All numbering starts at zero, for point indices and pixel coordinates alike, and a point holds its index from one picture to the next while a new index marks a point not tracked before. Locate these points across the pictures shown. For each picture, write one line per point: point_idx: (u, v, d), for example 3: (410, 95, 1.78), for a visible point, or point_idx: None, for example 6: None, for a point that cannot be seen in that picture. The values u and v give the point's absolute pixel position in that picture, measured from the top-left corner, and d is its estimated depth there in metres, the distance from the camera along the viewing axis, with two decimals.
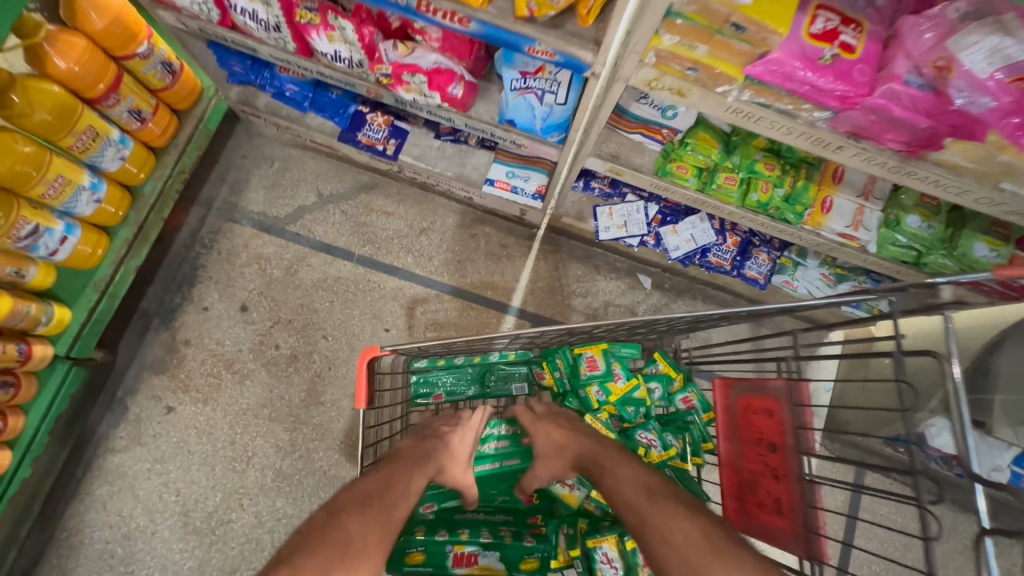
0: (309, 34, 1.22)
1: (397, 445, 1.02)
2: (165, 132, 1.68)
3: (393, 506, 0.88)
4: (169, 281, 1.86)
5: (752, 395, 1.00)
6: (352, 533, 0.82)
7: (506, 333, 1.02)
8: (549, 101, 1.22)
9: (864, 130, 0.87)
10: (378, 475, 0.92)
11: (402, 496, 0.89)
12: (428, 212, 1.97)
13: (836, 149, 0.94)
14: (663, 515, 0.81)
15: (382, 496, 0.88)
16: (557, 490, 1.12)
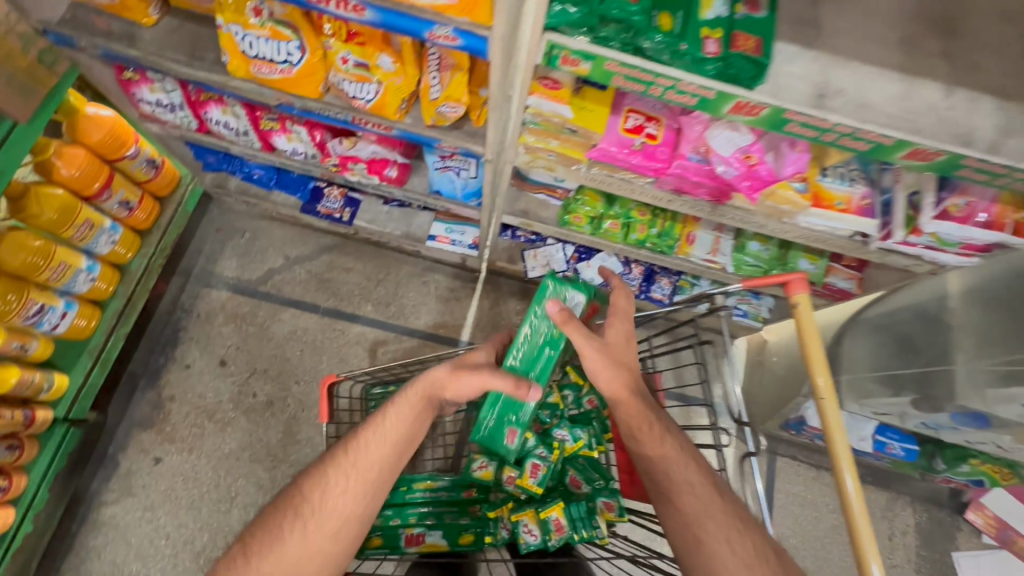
0: (273, 137, 1.55)
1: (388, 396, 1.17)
2: (149, 216, 1.96)
3: (351, 471, 1.09)
4: (154, 345, 2.09)
5: None
6: (321, 491, 1.08)
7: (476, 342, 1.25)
8: (465, 176, 1.54)
9: (679, 187, 1.23)
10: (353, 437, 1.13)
11: (365, 458, 1.09)
12: (383, 265, 2.27)
13: (670, 200, 1.28)
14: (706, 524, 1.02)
15: (349, 457, 1.10)
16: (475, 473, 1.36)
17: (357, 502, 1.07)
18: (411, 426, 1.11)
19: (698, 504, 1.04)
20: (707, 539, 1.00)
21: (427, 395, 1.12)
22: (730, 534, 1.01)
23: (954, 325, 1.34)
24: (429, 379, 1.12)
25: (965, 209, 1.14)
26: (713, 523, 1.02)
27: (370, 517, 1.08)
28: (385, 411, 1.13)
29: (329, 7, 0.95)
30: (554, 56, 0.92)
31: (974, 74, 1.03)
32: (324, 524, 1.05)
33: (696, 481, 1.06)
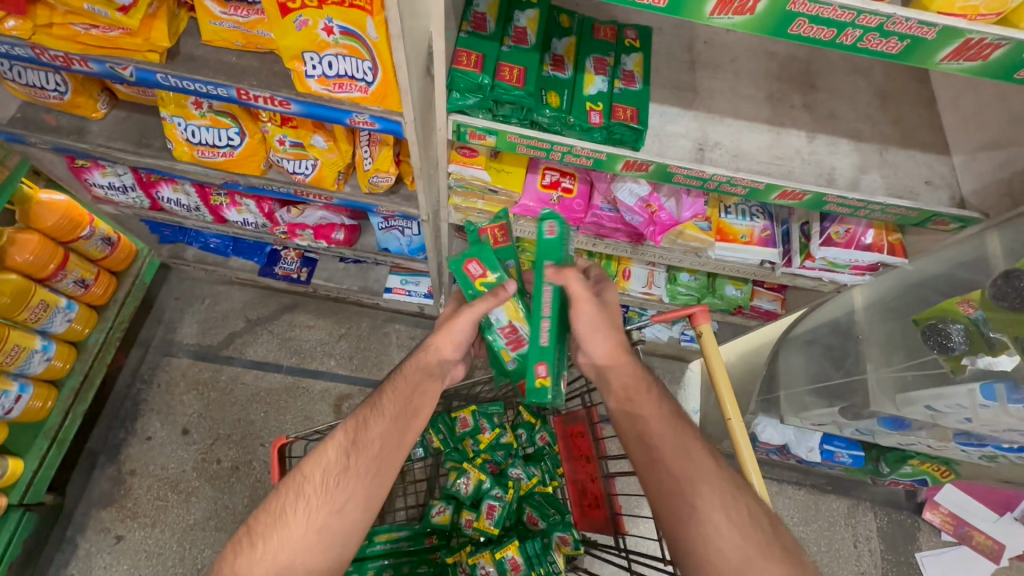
0: (223, 210, 1.64)
1: (389, 375, 1.15)
2: (106, 291, 2.00)
3: (365, 440, 1.04)
4: (113, 419, 2.08)
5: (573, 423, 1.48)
6: (323, 470, 1.02)
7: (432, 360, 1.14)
8: (409, 234, 1.65)
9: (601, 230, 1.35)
10: (354, 416, 1.09)
11: (366, 435, 1.04)
12: (344, 319, 2.33)
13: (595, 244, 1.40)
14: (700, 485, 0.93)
15: (351, 434, 1.05)
16: (434, 518, 1.43)
17: (361, 479, 1.00)
18: (413, 397, 1.08)
19: (692, 474, 0.93)
20: (701, 505, 0.90)
21: (427, 367, 1.11)
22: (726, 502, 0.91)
23: (863, 337, 1.47)
24: (427, 351, 1.13)
25: (846, 235, 1.28)
26: (707, 491, 0.92)
27: (377, 497, 1.00)
28: (387, 388, 1.11)
29: (257, 102, 1.05)
30: (462, 132, 1.04)
31: (832, 121, 1.19)
32: (329, 498, 0.98)
33: (689, 449, 0.97)
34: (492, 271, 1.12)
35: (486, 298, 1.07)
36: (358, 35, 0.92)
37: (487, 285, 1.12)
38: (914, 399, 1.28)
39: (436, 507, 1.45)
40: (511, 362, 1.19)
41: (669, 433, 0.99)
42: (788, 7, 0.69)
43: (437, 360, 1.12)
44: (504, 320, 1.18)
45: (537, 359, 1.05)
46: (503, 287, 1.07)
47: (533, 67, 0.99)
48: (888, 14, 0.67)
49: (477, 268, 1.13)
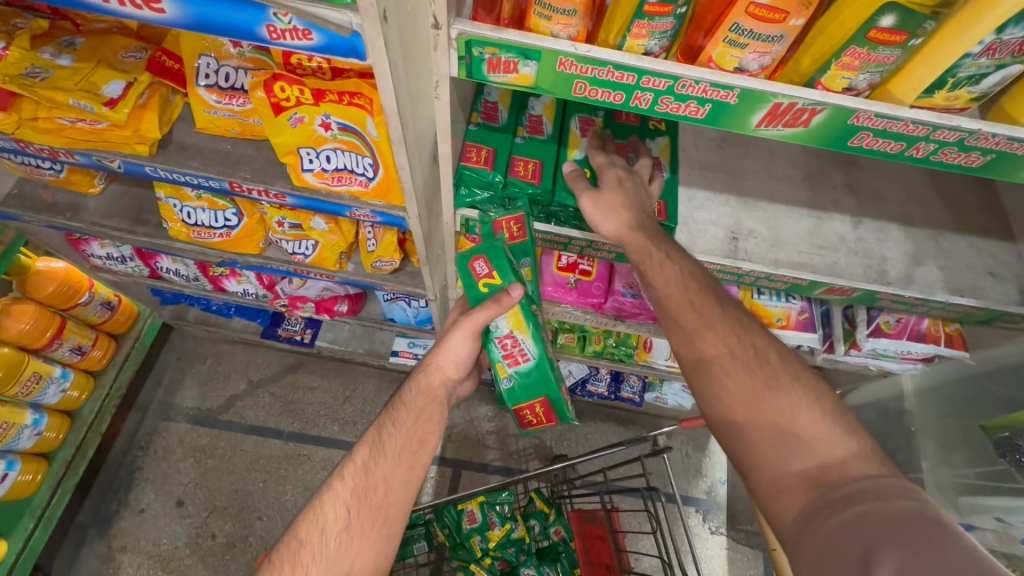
0: (223, 281, 1.57)
1: (385, 405, 1.03)
2: (104, 356, 1.93)
3: (366, 484, 0.90)
4: (106, 489, 1.98)
5: (593, 523, 1.35)
6: (322, 530, 0.87)
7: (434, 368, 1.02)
8: (416, 305, 1.56)
9: (623, 314, 1.24)
10: (348, 461, 0.95)
11: (368, 480, 0.90)
12: (349, 380, 2.24)
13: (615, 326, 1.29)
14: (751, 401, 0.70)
15: (351, 482, 0.91)
16: None
17: (368, 534, 0.86)
18: (419, 428, 0.96)
19: (736, 367, 0.73)
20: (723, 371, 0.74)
21: (428, 392, 1.00)
22: (776, 388, 0.70)
23: (915, 429, 1.33)
24: (427, 371, 1.02)
25: (897, 325, 1.15)
26: (757, 380, 0.71)
27: (387, 551, 0.88)
28: (387, 421, 0.98)
29: (251, 193, 0.97)
30: (472, 225, 0.95)
31: (880, 204, 1.08)
32: (332, 563, 0.84)
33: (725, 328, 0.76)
34: (501, 272, 0.83)
35: (485, 308, 0.81)
36: (356, 130, 0.86)
37: (491, 287, 0.83)
38: (980, 508, 1.13)
39: None
40: (506, 380, 0.91)
41: (698, 331, 0.77)
42: (850, 121, 0.59)
43: (439, 381, 1.02)
44: (504, 329, 0.90)
45: (538, 393, 0.92)
46: (508, 293, 0.80)
47: (548, 160, 0.90)
48: (972, 130, 0.57)
49: (478, 266, 0.84)
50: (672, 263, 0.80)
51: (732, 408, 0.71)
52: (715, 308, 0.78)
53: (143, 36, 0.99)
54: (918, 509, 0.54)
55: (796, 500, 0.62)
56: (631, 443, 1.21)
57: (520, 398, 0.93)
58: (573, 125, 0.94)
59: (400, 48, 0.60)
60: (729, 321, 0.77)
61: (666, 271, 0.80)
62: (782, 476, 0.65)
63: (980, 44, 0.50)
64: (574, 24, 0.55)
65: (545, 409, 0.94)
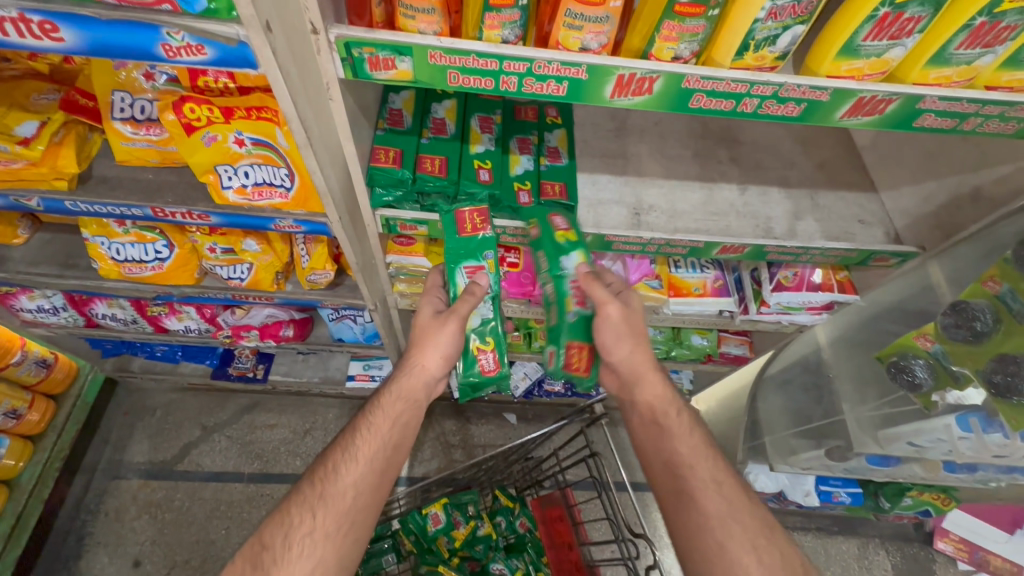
0: (163, 320, 1.56)
1: (357, 412, 1.00)
2: (43, 418, 1.86)
3: (334, 489, 0.87)
4: (54, 560, 1.87)
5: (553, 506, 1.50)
6: (286, 533, 0.84)
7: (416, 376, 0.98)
8: (362, 321, 1.59)
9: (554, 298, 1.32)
10: (319, 465, 0.92)
11: (335, 484, 0.88)
12: (309, 413, 2.21)
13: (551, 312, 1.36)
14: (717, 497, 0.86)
15: (317, 486, 0.88)
16: None
17: (333, 539, 0.84)
18: (392, 435, 0.94)
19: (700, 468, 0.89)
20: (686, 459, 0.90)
21: (407, 396, 0.97)
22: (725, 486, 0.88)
23: (834, 376, 1.44)
24: (408, 373, 0.98)
25: (795, 279, 1.27)
26: (730, 485, 0.88)
27: (352, 558, 0.84)
28: (360, 425, 0.95)
29: (176, 218, 1.01)
30: (393, 225, 1.02)
31: (760, 171, 1.21)
32: (294, 568, 0.80)
33: (702, 438, 0.94)
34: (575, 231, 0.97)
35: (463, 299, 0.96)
36: (270, 144, 0.92)
37: (567, 239, 0.96)
38: (894, 436, 1.25)
39: None
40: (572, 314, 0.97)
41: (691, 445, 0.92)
42: (683, 85, 0.69)
43: (419, 385, 0.98)
44: (573, 267, 0.96)
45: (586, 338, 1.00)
46: (477, 283, 0.97)
47: (455, 156, 0.99)
48: (780, 83, 0.69)
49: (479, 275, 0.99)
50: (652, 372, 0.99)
51: (702, 501, 0.85)
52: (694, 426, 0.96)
53: (55, 79, 1.03)
54: None
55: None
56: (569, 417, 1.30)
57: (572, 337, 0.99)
58: (475, 124, 1.04)
59: (291, 58, 0.67)
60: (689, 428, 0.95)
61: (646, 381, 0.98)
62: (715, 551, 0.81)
63: (763, 9, 0.62)
64: (436, 22, 0.65)
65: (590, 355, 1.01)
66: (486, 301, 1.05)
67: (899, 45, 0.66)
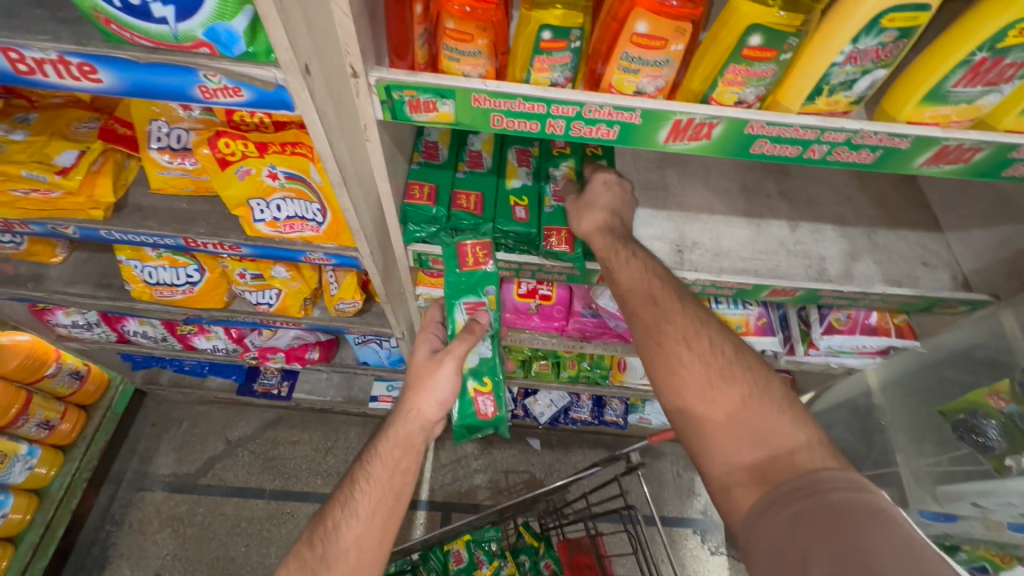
0: (192, 339, 1.57)
1: (357, 459, 0.95)
2: (74, 428, 1.88)
3: (334, 550, 0.83)
4: (79, 569, 1.89)
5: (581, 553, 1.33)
6: None
7: (414, 411, 0.90)
8: (387, 346, 1.57)
9: (588, 335, 1.26)
10: (320, 523, 0.88)
11: (336, 544, 0.83)
12: (331, 431, 2.20)
13: (583, 346, 1.31)
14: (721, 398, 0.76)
15: (317, 548, 0.84)
16: None
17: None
18: (392, 485, 0.87)
19: (691, 361, 0.79)
20: (671, 353, 0.81)
21: (404, 443, 0.89)
22: (730, 380, 0.77)
23: (886, 423, 1.34)
24: (403, 419, 0.90)
25: (848, 321, 1.19)
26: (734, 382, 0.77)
27: None
28: (358, 476, 0.89)
29: (207, 248, 1.00)
30: (424, 260, 0.99)
31: (812, 207, 1.14)
32: None
33: (696, 333, 0.82)
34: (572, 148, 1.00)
35: (462, 338, 0.91)
36: (302, 177, 0.90)
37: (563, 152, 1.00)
38: (956, 495, 1.13)
39: None
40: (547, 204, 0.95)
41: (680, 334, 0.82)
42: (746, 130, 0.64)
43: (418, 430, 0.90)
44: (560, 174, 0.98)
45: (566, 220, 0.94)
46: (477, 321, 0.93)
47: (490, 192, 0.95)
48: (855, 129, 0.62)
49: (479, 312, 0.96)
50: (638, 260, 0.87)
51: (686, 395, 0.78)
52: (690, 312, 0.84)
53: (97, 107, 1.04)
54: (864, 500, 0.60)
55: (749, 494, 0.68)
56: (603, 463, 1.25)
57: (549, 221, 0.95)
58: (512, 158, 1.00)
59: (328, 98, 0.64)
60: (687, 316, 0.84)
61: (632, 276, 0.86)
62: (733, 465, 0.72)
63: (841, 52, 0.56)
64: (482, 64, 0.61)
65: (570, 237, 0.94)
66: (485, 339, 1.01)
67: (995, 91, 0.60)
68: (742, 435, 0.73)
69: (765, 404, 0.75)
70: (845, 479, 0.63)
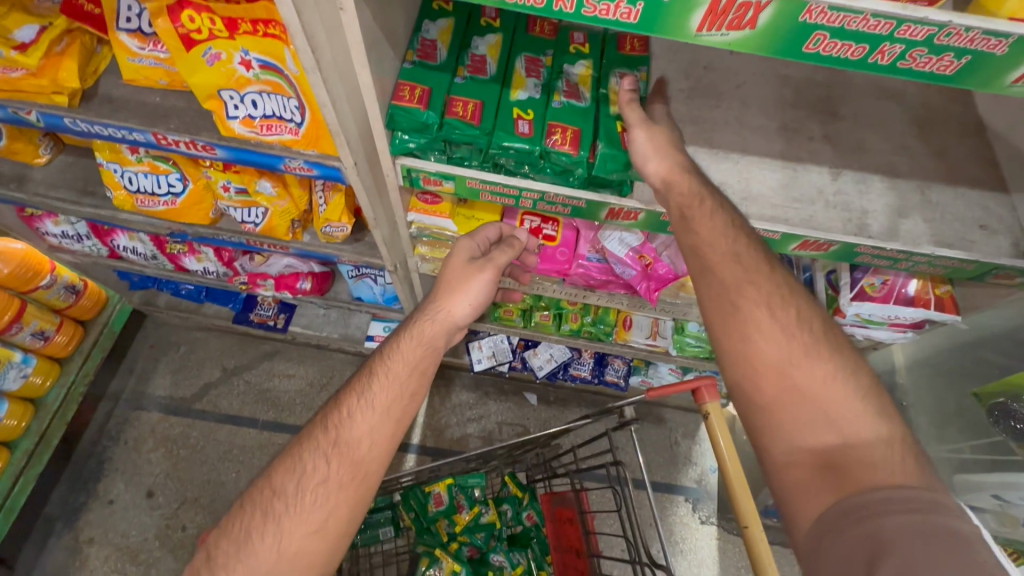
0: (182, 259, 1.52)
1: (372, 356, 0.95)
2: (70, 342, 1.88)
3: (351, 435, 0.81)
4: (75, 479, 1.93)
5: (564, 508, 1.37)
6: (298, 479, 0.78)
7: (443, 314, 0.96)
8: (382, 282, 1.51)
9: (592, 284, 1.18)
10: (331, 414, 0.86)
11: (351, 431, 0.81)
12: (326, 368, 2.17)
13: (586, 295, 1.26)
14: (787, 361, 0.67)
15: (330, 434, 0.82)
16: None
17: (347, 487, 0.77)
18: (410, 382, 0.87)
19: (759, 310, 0.70)
20: (742, 301, 0.71)
21: (428, 343, 0.92)
22: (813, 355, 0.67)
23: (906, 404, 1.24)
24: (431, 319, 0.95)
25: (883, 288, 1.07)
26: (786, 318, 0.70)
27: (362, 505, 0.79)
28: (376, 369, 0.89)
29: (180, 148, 0.91)
30: (415, 178, 0.89)
31: (860, 154, 1.00)
32: (305, 516, 0.75)
33: (769, 286, 0.72)
34: (590, 48, 0.91)
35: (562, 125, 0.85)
36: (279, 68, 0.81)
37: (580, 53, 0.90)
38: (979, 485, 1.04)
39: None
40: (555, 101, 0.85)
41: (722, 248, 0.75)
42: (801, 17, 0.52)
43: (442, 330, 0.95)
44: (574, 75, 0.88)
45: (574, 120, 0.84)
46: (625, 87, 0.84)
47: (492, 101, 0.84)
48: (941, 23, 0.50)
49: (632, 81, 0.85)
50: (718, 215, 0.77)
51: (737, 313, 0.70)
52: (760, 262, 0.74)
53: None
54: (932, 512, 0.51)
55: (813, 478, 0.60)
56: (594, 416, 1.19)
57: (555, 117, 0.85)
58: (521, 66, 0.87)
59: None
60: (775, 280, 0.73)
61: (717, 244, 0.76)
62: (796, 449, 0.63)
63: None
64: None
65: (578, 136, 0.84)
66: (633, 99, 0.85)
67: None
68: (817, 416, 0.63)
69: (853, 388, 0.65)
70: (903, 487, 0.54)
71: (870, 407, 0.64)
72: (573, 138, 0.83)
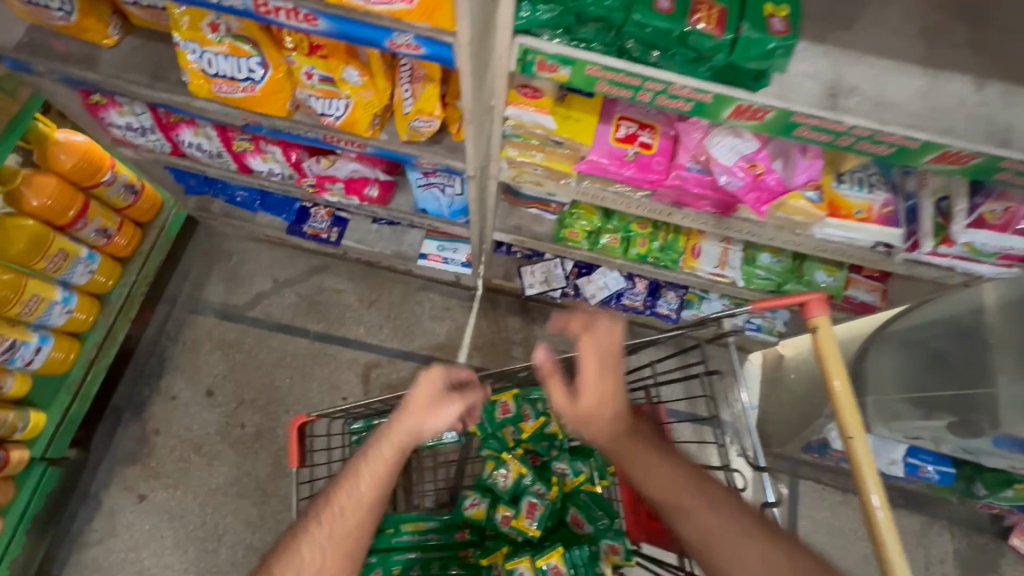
0: (247, 158, 1.49)
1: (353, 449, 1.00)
2: (130, 243, 1.89)
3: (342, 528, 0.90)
4: (138, 375, 2.01)
5: None
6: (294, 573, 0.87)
7: (418, 417, 0.99)
8: (449, 192, 1.47)
9: (679, 200, 1.14)
10: (322, 500, 0.93)
11: (339, 525, 0.90)
12: (375, 285, 2.18)
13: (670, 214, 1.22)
14: (696, 506, 0.91)
15: (323, 526, 0.90)
16: (466, 511, 1.30)
17: None
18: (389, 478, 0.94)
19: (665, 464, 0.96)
20: (688, 507, 0.91)
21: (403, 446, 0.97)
22: (741, 509, 0.90)
23: (994, 343, 1.18)
24: (402, 426, 0.98)
25: (1004, 215, 1.04)
26: (689, 496, 0.92)
27: None
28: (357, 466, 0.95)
29: (280, 19, 0.85)
30: (529, 62, 0.84)
31: (1010, 64, 0.90)
32: None
33: (663, 462, 0.96)
34: None
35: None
36: None
37: None
38: None
39: (470, 500, 1.31)
40: None
41: (609, 420, 1.00)
42: None
43: (413, 439, 0.98)
44: None
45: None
46: None
47: None
48: None
49: None
50: (597, 391, 1.00)
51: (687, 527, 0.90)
52: (678, 460, 0.98)
53: None
54: None
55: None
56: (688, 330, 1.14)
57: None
58: None
59: None
60: (660, 459, 0.97)
61: (599, 402, 1.00)
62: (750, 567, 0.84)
63: None
64: None
65: (722, 15, 0.80)
66: None
67: None
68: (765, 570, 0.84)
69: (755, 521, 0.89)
70: None
71: (781, 554, 0.85)
72: (718, 17, 0.81)
